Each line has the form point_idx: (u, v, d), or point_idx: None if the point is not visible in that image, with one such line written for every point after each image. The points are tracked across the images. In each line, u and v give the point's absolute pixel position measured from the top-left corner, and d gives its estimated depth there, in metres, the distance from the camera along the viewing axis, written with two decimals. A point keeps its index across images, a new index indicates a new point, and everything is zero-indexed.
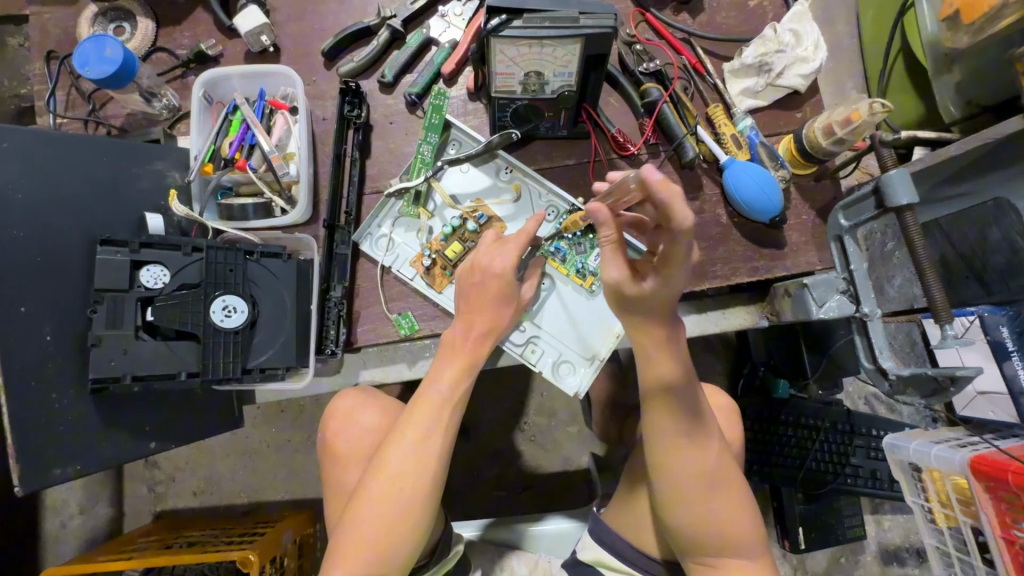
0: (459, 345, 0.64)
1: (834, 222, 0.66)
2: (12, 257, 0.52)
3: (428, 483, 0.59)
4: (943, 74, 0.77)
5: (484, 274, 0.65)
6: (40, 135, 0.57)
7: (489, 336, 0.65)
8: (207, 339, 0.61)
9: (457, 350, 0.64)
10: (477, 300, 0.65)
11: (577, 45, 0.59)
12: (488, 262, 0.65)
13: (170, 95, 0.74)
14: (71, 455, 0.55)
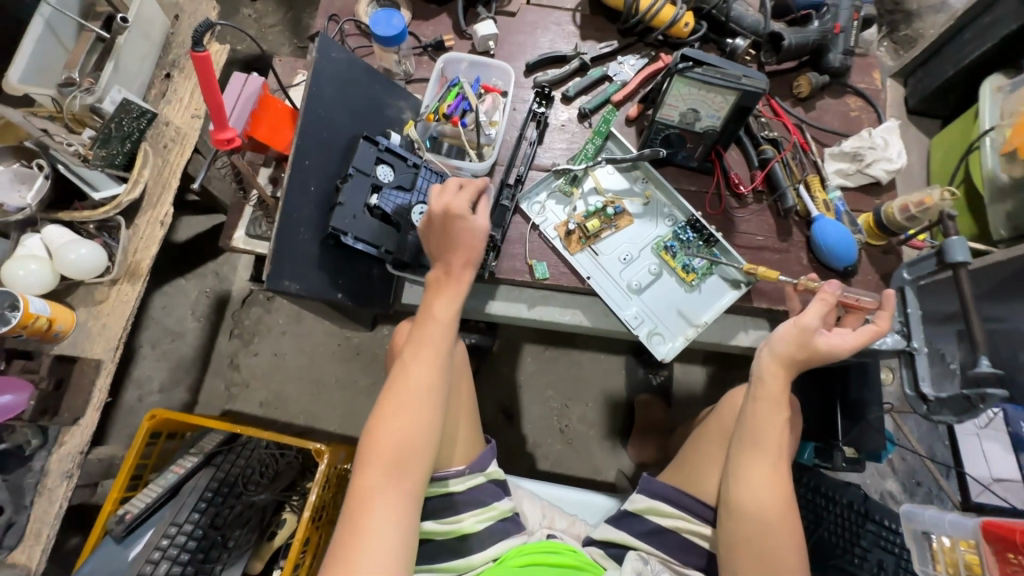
0: (444, 278, 0.73)
1: (898, 275, 0.83)
2: (313, 127, 0.75)
3: (438, 387, 0.69)
4: (998, 202, 0.96)
5: (456, 222, 0.72)
6: (348, 58, 0.80)
7: (467, 267, 0.73)
8: (404, 230, 0.81)
9: (444, 283, 0.73)
10: (452, 236, 0.73)
11: (733, 96, 0.81)
12: (456, 209, 0.73)
13: (409, 64, 0.98)
14: (296, 275, 0.74)
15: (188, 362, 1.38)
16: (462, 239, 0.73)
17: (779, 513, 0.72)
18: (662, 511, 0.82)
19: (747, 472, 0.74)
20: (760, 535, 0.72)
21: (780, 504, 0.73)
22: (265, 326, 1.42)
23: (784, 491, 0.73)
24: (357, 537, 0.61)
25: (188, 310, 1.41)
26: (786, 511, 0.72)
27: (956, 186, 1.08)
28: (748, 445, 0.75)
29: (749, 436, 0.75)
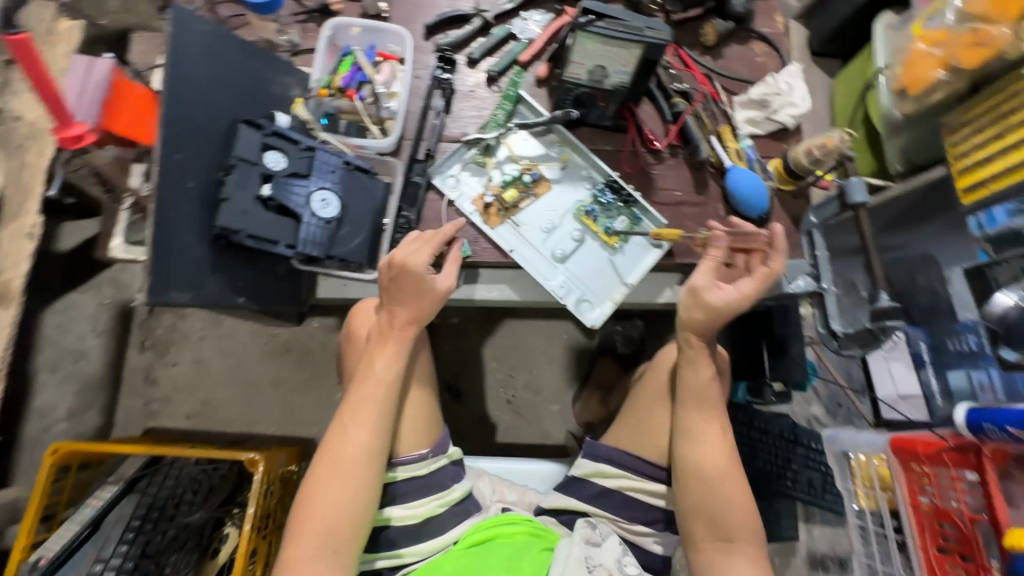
0: (393, 291, 0.74)
1: (806, 219, 0.91)
2: (180, 116, 0.66)
3: (372, 446, 0.69)
4: (893, 138, 1.00)
5: (412, 249, 0.74)
6: (212, 28, 0.70)
7: (411, 323, 0.74)
8: (306, 220, 0.74)
9: (394, 300, 0.74)
10: (394, 287, 0.74)
11: (637, 49, 0.78)
12: (413, 247, 0.74)
13: (294, 33, 0.88)
14: (185, 285, 0.67)
15: (96, 382, 1.26)
16: (409, 294, 0.73)
17: (728, 481, 0.73)
18: (603, 470, 0.82)
19: (693, 444, 0.75)
20: (711, 505, 0.72)
21: (729, 472, 0.74)
22: (179, 333, 1.31)
23: (729, 460, 0.74)
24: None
25: (87, 326, 1.27)
26: (731, 463, 0.74)
27: (857, 125, 1.12)
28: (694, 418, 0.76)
29: (696, 411, 0.76)
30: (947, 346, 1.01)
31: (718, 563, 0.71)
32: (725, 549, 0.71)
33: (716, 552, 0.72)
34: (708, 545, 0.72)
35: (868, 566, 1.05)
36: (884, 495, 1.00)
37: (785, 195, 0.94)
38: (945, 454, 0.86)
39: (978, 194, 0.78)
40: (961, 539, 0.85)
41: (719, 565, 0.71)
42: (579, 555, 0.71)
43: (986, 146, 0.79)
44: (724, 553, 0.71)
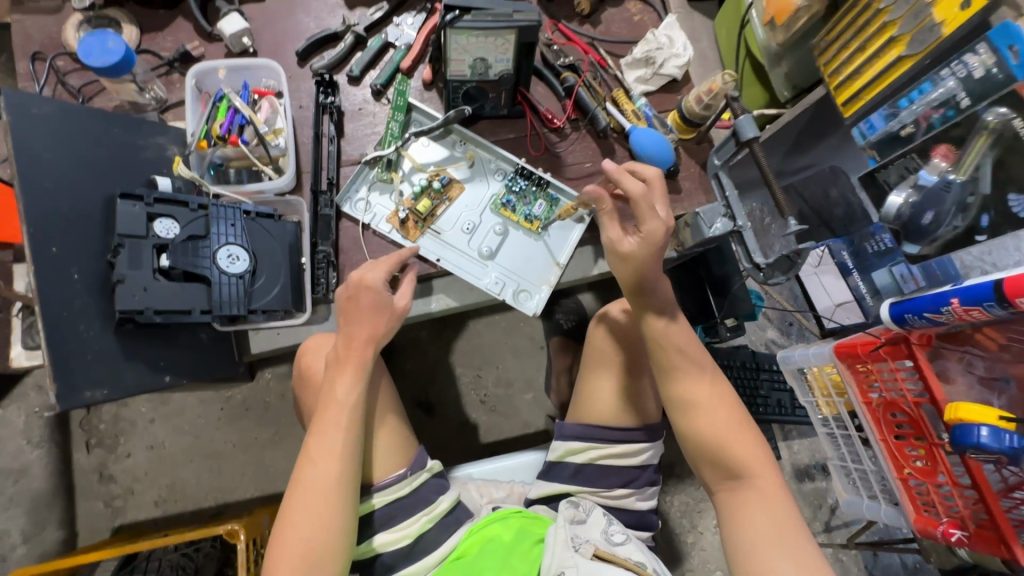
0: (354, 307, 0.72)
1: (711, 162, 0.91)
2: (45, 206, 0.61)
3: (338, 473, 0.64)
4: (775, 67, 1.04)
5: (376, 272, 0.75)
6: (60, 105, 0.65)
7: (371, 343, 0.71)
8: (215, 282, 0.71)
9: (354, 317, 0.72)
10: (348, 315, 0.72)
11: (512, 35, 0.78)
12: (369, 270, 0.75)
13: (159, 89, 0.84)
14: (99, 381, 0.62)
15: (47, 496, 1.18)
16: (366, 314, 0.72)
17: (721, 419, 0.72)
18: (568, 449, 0.83)
19: (675, 395, 0.74)
20: (711, 448, 0.71)
21: (719, 409, 0.72)
22: (126, 422, 1.23)
23: (716, 398, 0.73)
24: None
25: (21, 441, 1.19)
26: (714, 392, 0.73)
27: (742, 61, 1.16)
28: (667, 367, 0.75)
29: (671, 355, 0.74)
30: (866, 249, 1.12)
31: (735, 506, 0.68)
32: (737, 486, 0.69)
33: (730, 492, 0.70)
34: (721, 487, 0.71)
35: (843, 467, 1.15)
36: (840, 400, 1.06)
37: (688, 144, 0.97)
38: (881, 349, 0.91)
39: (856, 106, 0.82)
40: (912, 423, 0.91)
41: (737, 505, 0.68)
42: (564, 536, 0.72)
43: (854, 59, 0.80)
44: (739, 490, 0.69)
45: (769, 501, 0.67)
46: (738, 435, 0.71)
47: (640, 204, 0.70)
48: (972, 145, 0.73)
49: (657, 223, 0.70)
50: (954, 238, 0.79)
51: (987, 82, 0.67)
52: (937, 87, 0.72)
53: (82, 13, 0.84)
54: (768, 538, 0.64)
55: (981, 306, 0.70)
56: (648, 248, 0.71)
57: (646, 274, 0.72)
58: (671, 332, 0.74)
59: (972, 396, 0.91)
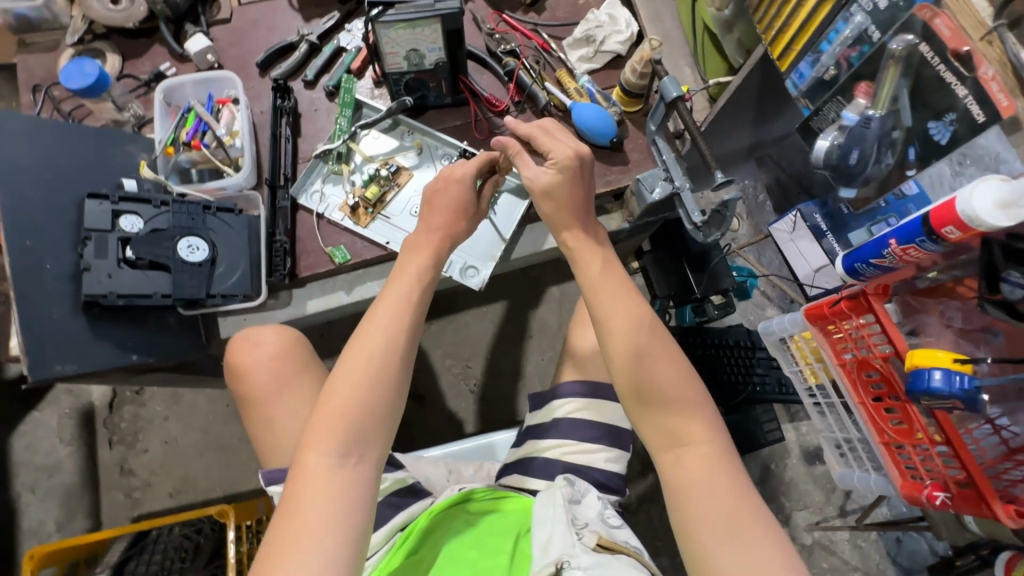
0: (435, 223, 0.81)
1: (646, 129, 0.89)
2: (20, 205, 0.70)
3: (394, 364, 0.70)
4: (728, 35, 1.06)
5: (464, 166, 0.82)
6: (37, 120, 0.75)
7: (443, 241, 0.81)
8: (176, 270, 0.78)
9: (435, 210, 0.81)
10: (437, 203, 0.81)
11: (437, 24, 0.82)
12: (451, 170, 0.82)
13: (137, 107, 0.94)
14: (70, 357, 0.71)
15: (76, 489, 1.30)
16: (450, 210, 0.81)
17: (662, 375, 0.65)
18: (553, 406, 0.91)
19: (623, 343, 0.66)
20: (653, 410, 0.65)
21: (659, 364, 0.66)
22: (143, 420, 1.34)
23: (656, 351, 0.66)
24: (301, 518, 0.61)
25: (54, 439, 1.32)
26: (668, 348, 0.67)
27: (699, 34, 1.16)
28: (603, 318, 0.68)
29: (619, 305, 0.68)
30: (842, 211, 1.06)
31: (678, 476, 0.63)
32: (682, 455, 0.63)
33: (674, 461, 0.64)
34: (664, 453, 0.65)
35: (834, 440, 1.10)
36: (819, 366, 1.02)
37: (633, 116, 0.98)
38: (842, 306, 0.87)
39: (790, 58, 0.80)
40: (885, 380, 0.86)
41: (681, 475, 0.62)
42: (565, 519, 0.72)
43: (782, 11, 0.79)
44: (683, 460, 0.63)
45: (717, 469, 0.62)
46: (690, 399, 0.65)
47: (544, 136, 0.76)
48: (883, 75, 0.67)
49: (565, 146, 0.73)
50: (886, 176, 0.78)
51: (891, 10, 0.65)
52: (849, 24, 0.70)
53: (73, 48, 0.96)
54: (712, 508, 0.59)
55: (914, 244, 0.67)
56: (562, 176, 0.73)
57: (562, 210, 0.74)
58: (610, 281, 0.71)
59: (950, 350, 0.86)
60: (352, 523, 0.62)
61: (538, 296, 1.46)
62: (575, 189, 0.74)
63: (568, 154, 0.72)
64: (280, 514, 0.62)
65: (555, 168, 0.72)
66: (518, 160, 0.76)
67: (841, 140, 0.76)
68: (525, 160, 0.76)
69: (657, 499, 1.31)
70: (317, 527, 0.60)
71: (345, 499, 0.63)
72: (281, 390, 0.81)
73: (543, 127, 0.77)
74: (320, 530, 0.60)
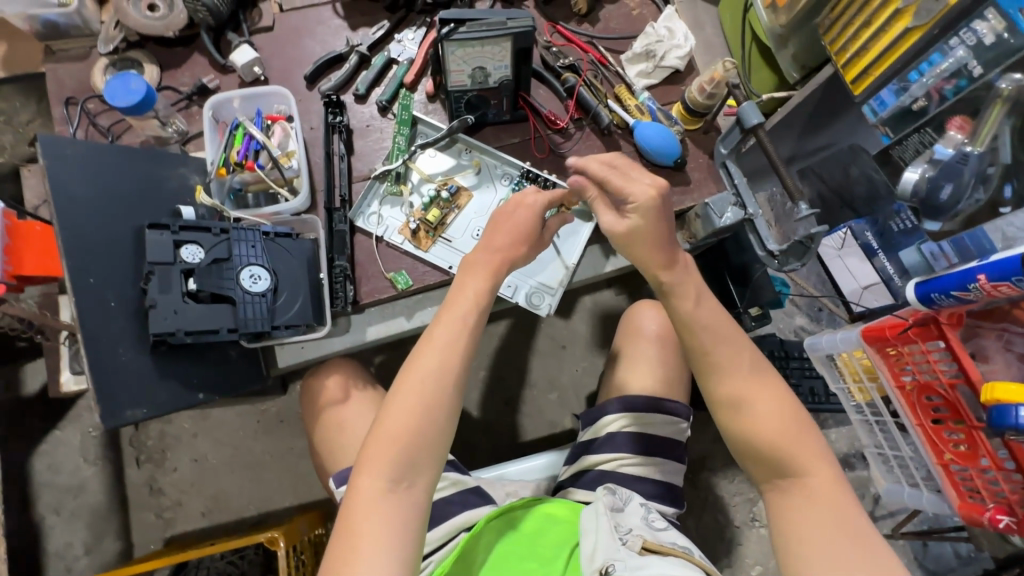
0: (495, 240, 0.75)
1: (717, 153, 0.90)
2: (82, 241, 0.66)
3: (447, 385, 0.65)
4: (783, 50, 1.02)
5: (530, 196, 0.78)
6: (91, 145, 0.71)
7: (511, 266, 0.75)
8: (240, 303, 0.74)
9: (504, 226, 0.76)
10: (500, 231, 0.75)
11: (508, 42, 0.79)
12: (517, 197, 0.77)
13: (180, 122, 0.89)
14: (138, 400, 0.68)
15: (104, 510, 1.26)
16: (512, 225, 0.76)
17: (760, 408, 0.64)
18: (603, 422, 0.87)
19: (717, 373, 0.66)
20: (753, 442, 0.64)
21: (757, 396, 0.64)
22: (171, 438, 1.29)
23: (757, 385, 0.65)
24: (354, 545, 0.58)
25: (78, 459, 1.27)
26: (763, 375, 0.66)
27: (750, 46, 1.13)
28: (702, 347, 0.66)
29: (716, 333, 0.66)
30: (891, 228, 1.10)
31: (785, 509, 0.62)
32: (788, 486, 0.62)
33: (780, 492, 0.63)
34: (769, 486, 0.64)
35: (881, 454, 1.12)
36: (872, 385, 1.03)
37: (695, 135, 0.96)
38: (910, 332, 0.88)
39: (866, 82, 0.81)
40: (948, 406, 0.87)
41: (788, 508, 0.62)
42: (608, 526, 0.70)
43: (860, 35, 0.79)
44: (790, 492, 0.62)
45: (826, 503, 0.60)
46: (790, 426, 0.64)
47: (619, 177, 0.67)
48: (987, 113, 0.74)
49: (644, 187, 0.66)
50: (975, 211, 0.84)
51: (999, 47, 0.66)
52: (947, 57, 0.71)
53: (107, 57, 0.90)
54: (820, 540, 0.58)
55: (1009, 282, 0.69)
56: (648, 218, 0.66)
57: (652, 251, 0.67)
58: (702, 310, 0.66)
59: (1013, 375, 0.86)
60: (402, 554, 0.59)
61: (571, 306, 1.43)
62: (664, 226, 0.67)
63: (650, 196, 0.65)
64: (335, 539, 0.60)
65: (637, 214, 0.66)
66: (597, 206, 0.71)
67: (933, 173, 0.81)
68: (602, 205, 0.71)
69: (694, 509, 1.30)
70: (369, 556, 0.57)
71: (397, 527, 0.60)
72: (348, 404, 0.88)
73: (612, 164, 0.69)
74: (370, 561, 0.57)
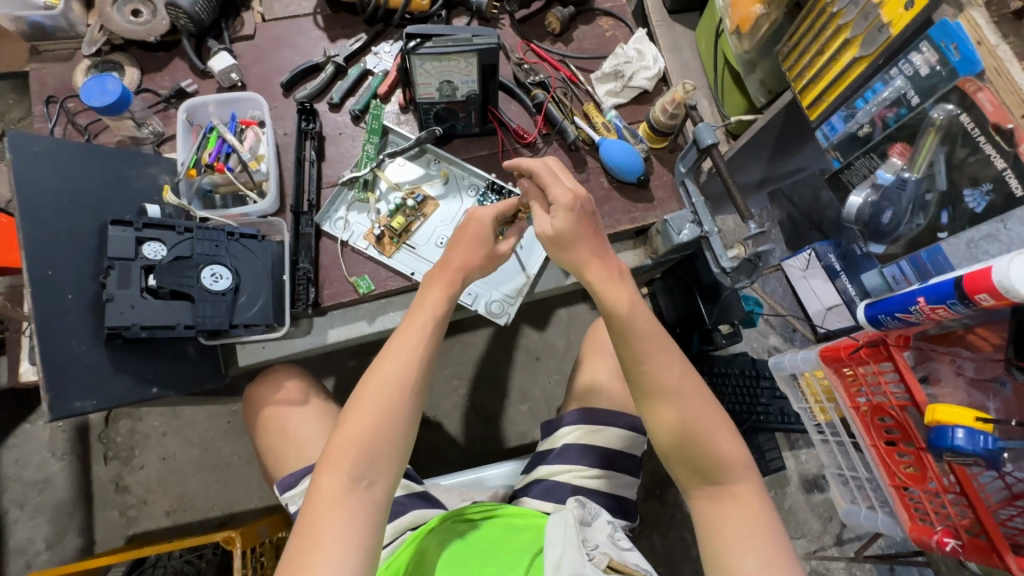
0: (461, 255, 0.76)
1: (676, 171, 0.93)
2: (44, 233, 0.68)
3: (410, 387, 0.65)
4: (751, 73, 1.05)
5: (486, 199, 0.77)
6: (60, 142, 0.73)
7: (465, 270, 0.76)
8: (199, 299, 0.76)
9: (462, 239, 0.77)
10: (462, 238, 0.77)
11: (473, 58, 0.82)
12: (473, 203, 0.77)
13: (156, 123, 0.91)
14: (89, 392, 0.69)
15: (68, 505, 1.26)
16: (470, 242, 0.76)
17: (697, 419, 0.64)
18: (558, 433, 0.90)
19: (653, 376, 0.65)
20: (684, 451, 0.64)
21: (693, 406, 0.65)
22: (140, 435, 1.30)
23: (690, 396, 0.65)
24: (312, 546, 0.56)
25: (46, 453, 1.28)
26: (694, 385, 0.66)
27: (722, 70, 1.17)
28: (637, 357, 0.66)
29: (650, 338, 0.66)
30: (854, 252, 1.10)
31: (712, 516, 0.63)
32: (715, 494, 0.64)
33: (708, 500, 0.64)
34: (698, 493, 0.65)
35: (841, 475, 1.12)
36: (831, 406, 1.04)
37: (660, 153, 0.98)
38: (861, 352, 0.90)
39: (820, 108, 0.86)
40: (899, 427, 0.88)
41: (714, 515, 0.63)
42: (576, 539, 0.67)
43: (815, 62, 0.85)
44: (716, 500, 0.63)
45: (749, 510, 0.62)
46: (719, 436, 0.64)
47: (545, 172, 0.72)
48: (922, 141, 0.73)
49: (564, 188, 0.69)
50: (917, 236, 0.81)
51: (932, 79, 0.70)
52: (888, 86, 0.75)
53: (90, 59, 0.93)
54: (743, 545, 0.60)
55: (945, 304, 0.71)
56: (571, 219, 0.69)
57: (584, 250, 0.69)
58: (638, 317, 0.66)
59: (962, 399, 0.87)
60: (363, 554, 0.57)
61: (546, 318, 1.45)
62: (584, 230, 0.70)
63: (569, 196, 0.69)
64: (292, 542, 0.58)
65: (561, 214, 0.69)
66: (534, 210, 0.73)
67: (874, 198, 0.82)
68: (538, 208, 0.74)
69: (659, 525, 1.30)
70: (327, 556, 0.55)
71: (357, 526, 0.58)
72: (294, 408, 0.89)
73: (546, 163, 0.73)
74: (328, 561, 0.55)
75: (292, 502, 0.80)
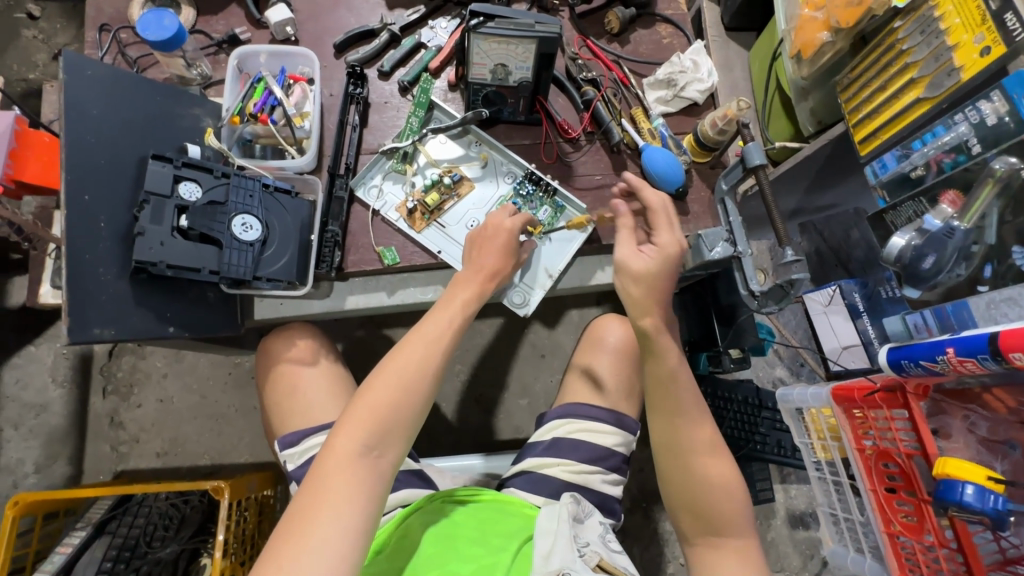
0: (484, 261, 0.76)
1: (718, 187, 0.91)
2: (87, 159, 0.68)
3: (432, 367, 0.65)
4: (802, 101, 1.03)
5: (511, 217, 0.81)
6: (114, 70, 0.73)
7: (491, 278, 0.76)
8: (227, 246, 0.76)
9: (487, 244, 0.78)
10: (483, 246, 0.78)
11: (532, 45, 0.81)
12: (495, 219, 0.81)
13: (205, 66, 0.91)
14: (107, 321, 0.69)
15: (62, 432, 1.27)
16: (498, 248, 0.78)
17: (711, 475, 0.70)
18: (549, 425, 0.89)
19: (683, 431, 0.71)
20: (696, 500, 0.70)
21: (709, 460, 0.71)
22: (141, 374, 1.30)
23: (707, 452, 0.71)
24: (318, 501, 0.56)
25: (46, 378, 1.28)
26: (714, 443, 0.72)
27: (773, 95, 1.14)
28: (670, 410, 0.71)
29: (687, 396, 0.71)
30: (880, 294, 1.12)
31: (710, 563, 0.68)
32: (716, 544, 0.69)
33: (708, 548, 0.69)
34: (700, 541, 0.70)
35: (832, 515, 1.12)
36: (834, 445, 1.03)
37: (701, 167, 0.97)
38: (876, 395, 0.89)
39: (873, 144, 0.88)
40: (904, 475, 0.87)
41: (712, 563, 0.68)
42: (567, 533, 0.66)
43: (875, 97, 0.86)
44: (716, 549, 0.69)
45: (745, 563, 0.67)
46: (728, 491, 0.70)
47: (662, 216, 0.75)
48: (978, 192, 0.79)
49: (674, 237, 0.72)
50: (955, 284, 0.88)
51: (998, 129, 0.74)
52: (950, 131, 0.80)
53: None
54: None
55: (975, 358, 0.73)
56: (660, 261, 0.71)
57: (653, 295, 0.70)
58: (682, 374, 0.71)
59: (970, 456, 0.86)
60: (365, 518, 0.57)
61: (557, 317, 1.44)
62: (671, 272, 0.72)
63: (676, 247, 0.72)
64: (296, 497, 0.58)
65: (658, 254, 0.71)
66: (624, 232, 0.74)
67: (919, 241, 0.87)
68: (627, 236, 0.73)
69: (642, 538, 1.29)
70: (330, 516, 0.55)
71: (363, 492, 0.58)
72: (305, 369, 0.88)
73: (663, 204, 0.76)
74: (332, 520, 0.55)
75: (291, 460, 0.81)
